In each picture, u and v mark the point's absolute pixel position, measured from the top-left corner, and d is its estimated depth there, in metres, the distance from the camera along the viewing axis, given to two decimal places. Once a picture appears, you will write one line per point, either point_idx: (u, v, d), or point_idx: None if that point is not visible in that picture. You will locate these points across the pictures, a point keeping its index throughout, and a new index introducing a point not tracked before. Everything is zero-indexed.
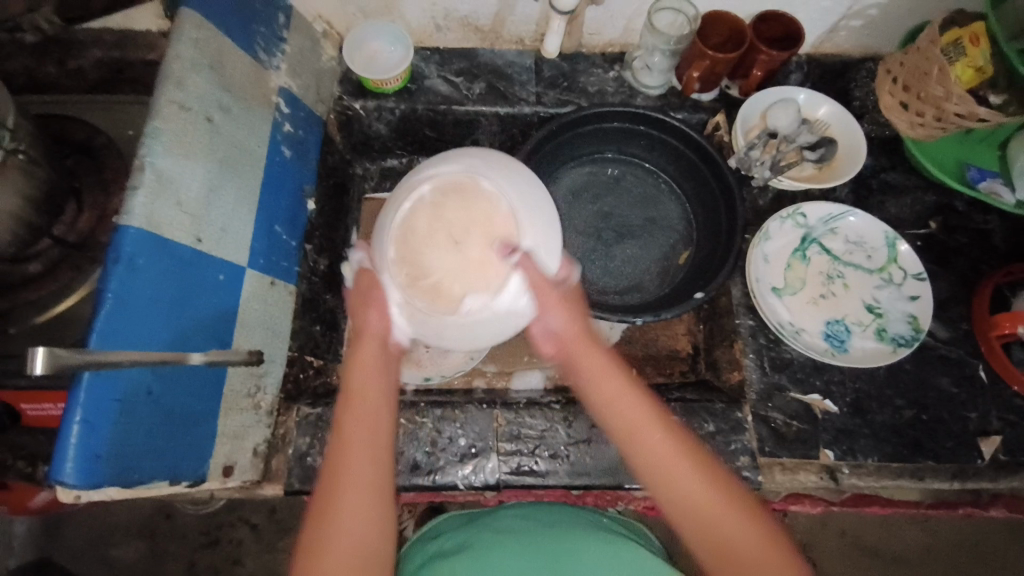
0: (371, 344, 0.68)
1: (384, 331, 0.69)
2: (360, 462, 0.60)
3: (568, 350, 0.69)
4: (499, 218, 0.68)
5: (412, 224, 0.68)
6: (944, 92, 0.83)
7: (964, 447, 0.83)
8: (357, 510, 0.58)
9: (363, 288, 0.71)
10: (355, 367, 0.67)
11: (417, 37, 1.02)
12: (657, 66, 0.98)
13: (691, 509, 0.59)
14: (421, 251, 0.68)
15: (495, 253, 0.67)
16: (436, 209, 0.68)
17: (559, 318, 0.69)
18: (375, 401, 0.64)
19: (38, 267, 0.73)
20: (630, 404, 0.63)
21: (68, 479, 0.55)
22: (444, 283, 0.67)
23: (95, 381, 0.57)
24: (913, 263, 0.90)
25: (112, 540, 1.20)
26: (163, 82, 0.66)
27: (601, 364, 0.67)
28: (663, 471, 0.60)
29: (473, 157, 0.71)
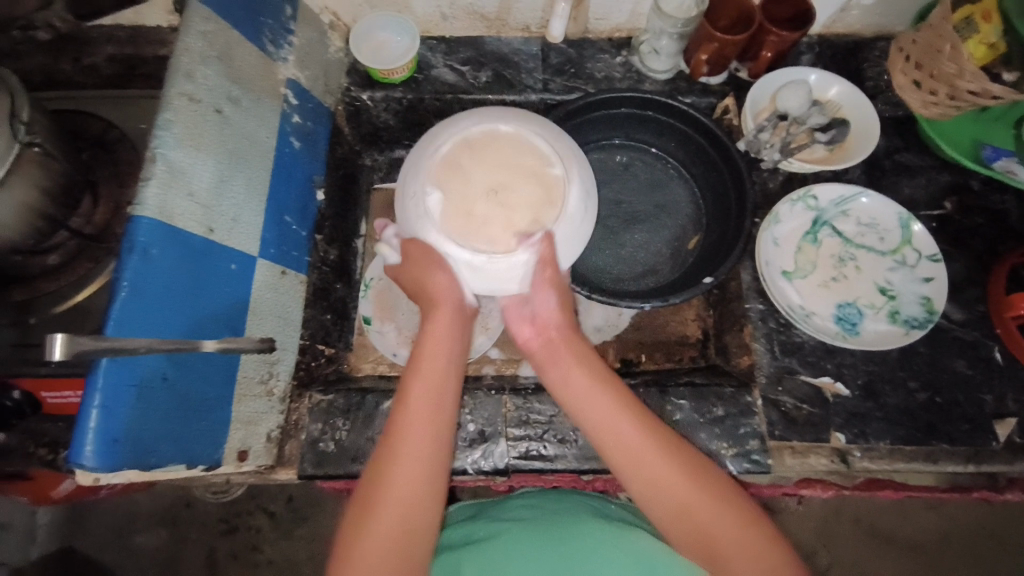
0: (445, 314, 0.68)
1: (453, 298, 0.68)
2: (417, 429, 0.61)
3: (552, 344, 0.72)
4: (507, 237, 0.66)
5: (518, 159, 0.68)
6: (956, 69, 0.81)
7: (979, 430, 0.82)
8: (416, 471, 0.59)
9: (413, 256, 0.69)
10: (430, 331, 0.68)
11: (424, 27, 1.02)
12: (665, 49, 0.97)
13: (673, 504, 0.62)
14: (492, 153, 0.68)
15: (471, 226, 0.66)
16: (531, 180, 0.68)
17: (549, 299, 0.71)
18: (444, 376, 0.65)
19: (55, 259, 0.75)
20: (599, 396, 0.67)
21: (88, 462, 0.57)
22: (461, 177, 0.67)
23: (112, 367, 0.58)
24: (926, 244, 0.89)
25: (133, 529, 1.23)
26: (172, 75, 0.68)
27: (573, 353, 0.71)
28: (641, 469, 0.64)
29: (583, 219, 0.70)
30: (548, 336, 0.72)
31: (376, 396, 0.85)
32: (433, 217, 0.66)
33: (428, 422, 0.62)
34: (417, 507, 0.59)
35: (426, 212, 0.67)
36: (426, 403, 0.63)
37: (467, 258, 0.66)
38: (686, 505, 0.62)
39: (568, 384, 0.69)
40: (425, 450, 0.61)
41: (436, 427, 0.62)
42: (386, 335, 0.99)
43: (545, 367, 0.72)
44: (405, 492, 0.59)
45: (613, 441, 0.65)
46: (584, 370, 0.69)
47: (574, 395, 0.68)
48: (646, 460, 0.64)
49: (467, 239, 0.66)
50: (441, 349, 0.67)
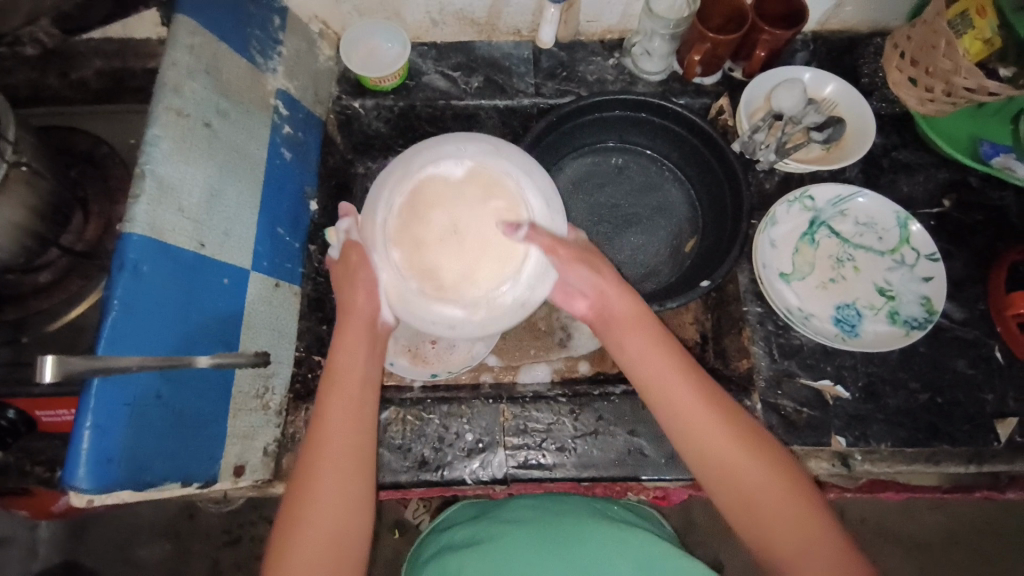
0: (358, 328, 0.67)
1: (373, 311, 0.68)
2: (336, 437, 0.62)
3: (608, 315, 0.71)
4: (420, 243, 0.69)
5: (478, 263, 0.70)
6: (952, 65, 0.80)
7: (980, 430, 0.81)
8: (335, 485, 0.60)
9: (351, 263, 0.69)
10: (344, 337, 0.67)
11: (414, 34, 1.02)
12: (657, 51, 0.97)
13: (729, 468, 0.61)
14: (502, 203, 0.71)
15: (427, 212, 0.70)
16: (454, 271, 0.69)
17: (583, 272, 0.70)
18: (361, 384, 0.65)
19: (47, 277, 0.75)
20: (658, 361, 0.66)
21: (82, 482, 0.56)
22: (476, 191, 0.71)
23: (105, 387, 0.58)
24: (925, 242, 0.88)
25: (137, 540, 1.23)
26: (160, 90, 0.67)
27: (638, 323, 0.69)
28: (694, 430, 0.63)
29: (472, 319, 0.70)
30: (606, 306, 0.71)
31: None
32: (429, 171, 0.71)
33: (349, 430, 0.62)
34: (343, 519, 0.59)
35: (436, 170, 0.71)
36: (345, 412, 0.63)
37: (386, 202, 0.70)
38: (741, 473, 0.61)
39: (625, 351, 0.69)
40: (346, 459, 0.61)
41: (356, 436, 0.62)
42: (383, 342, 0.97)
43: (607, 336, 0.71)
44: (332, 505, 0.59)
45: (663, 407, 0.65)
46: (646, 336, 0.68)
47: (634, 357, 0.68)
48: (704, 424, 0.63)
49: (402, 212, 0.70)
50: (354, 353, 0.66)
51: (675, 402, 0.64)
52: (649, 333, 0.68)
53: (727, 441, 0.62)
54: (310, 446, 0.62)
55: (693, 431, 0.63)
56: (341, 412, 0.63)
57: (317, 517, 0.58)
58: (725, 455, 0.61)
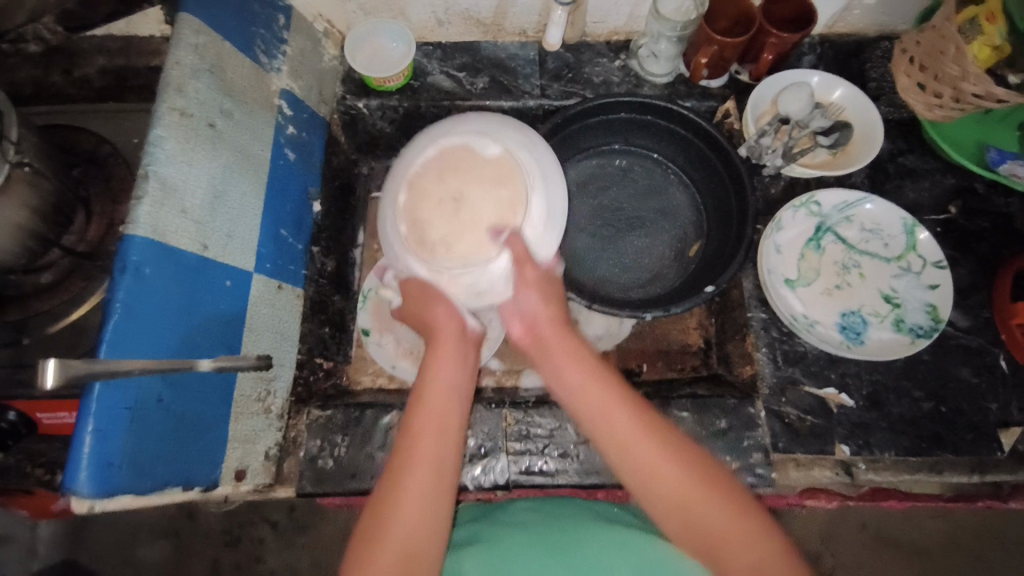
0: (449, 343, 0.68)
1: (454, 321, 0.69)
2: (434, 431, 0.61)
3: (541, 337, 0.70)
4: (420, 190, 0.71)
5: (460, 241, 0.69)
6: (959, 71, 0.80)
7: (984, 439, 0.81)
8: (428, 484, 0.59)
9: (416, 287, 0.71)
10: (443, 341, 0.68)
11: (419, 33, 1.01)
12: (663, 53, 0.96)
13: (671, 502, 0.58)
14: (507, 197, 0.70)
15: (444, 169, 0.71)
16: (437, 231, 0.70)
17: (532, 299, 0.69)
18: (450, 399, 0.64)
19: (49, 278, 0.74)
20: (599, 391, 0.64)
21: (83, 488, 0.56)
22: (496, 173, 0.70)
23: (105, 391, 0.57)
24: (932, 250, 0.88)
25: (136, 540, 1.23)
26: (163, 90, 0.66)
27: (572, 350, 0.68)
28: (634, 462, 0.60)
29: (427, 287, 0.70)
30: (537, 333, 0.70)
31: (374, 412, 0.84)
32: (468, 133, 0.72)
33: (445, 432, 0.62)
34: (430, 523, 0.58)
35: (474, 135, 0.72)
36: (433, 425, 0.61)
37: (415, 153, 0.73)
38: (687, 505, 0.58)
39: (563, 380, 0.66)
40: (441, 459, 0.60)
41: (451, 441, 0.62)
42: (385, 347, 0.97)
43: (542, 361, 0.69)
44: (423, 505, 0.58)
45: (607, 439, 0.62)
46: (580, 364, 0.66)
47: (568, 385, 0.66)
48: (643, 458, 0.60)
49: (418, 163, 0.72)
50: (451, 359, 0.67)
51: (615, 434, 0.62)
52: (583, 360, 0.66)
53: (670, 474, 0.59)
54: (406, 440, 0.61)
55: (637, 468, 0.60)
56: (428, 424, 0.61)
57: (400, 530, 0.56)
58: (673, 484, 0.59)
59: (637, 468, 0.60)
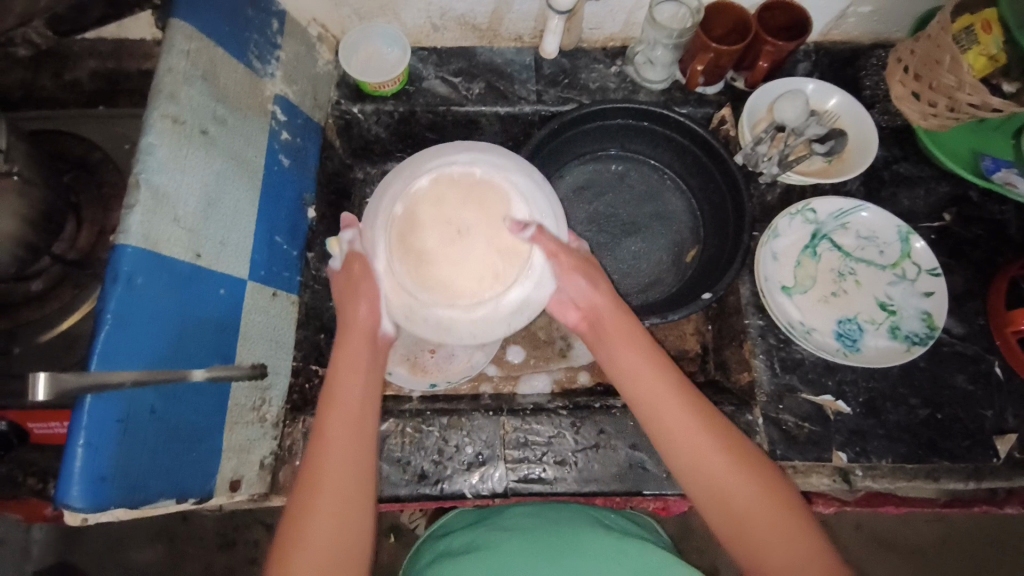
0: (359, 342, 0.66)
1: (372, 323, 0.67)
2: (339, 450, 0.60)
3: (599, 315, 0.70)
4: (412, 208, 0.69)
5: (486, 270, 0.67)
6: (955, 81, 0.80)
7: (979, 446, 0.82)
8: (333, 510, 0.58)
9: (355, 274, 0.68)
10: (346, 350, 0.66)
11: (414, 38, 1.01)
12: (660, 59, 0.96)
13: (710, 483, 0.61)
14: (502, 249, 0.68)
15: (449, 199, 0.69)
16: (457, 270, 0.67)
17: (580, 283, 0.69)
18: (361, 404, 0.64)
19: (39, 286, 0.73)
20: (652, 380, 0.65)
21: (75, 501, 0.55)
22: (501, 219, 0.69)
23: (98, 403, 0.56)
24: (927, 258, 0.88)
25: (131, 543, 1.21)
26: (155, 97, 0.65)
27: (626, 335, 0.69)
28: (689, 445, 0.62)
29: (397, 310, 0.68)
30: (597, 316, 0.71)
31: None
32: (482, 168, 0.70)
33: (347, 449, 0.61)
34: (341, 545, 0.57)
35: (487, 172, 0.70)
36: (344, 430, 0.61)
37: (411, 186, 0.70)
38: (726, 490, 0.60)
39: (619, 366, 0.68)
40: (345, 480, 0.59)
41: (356, 456, 0.61)
42: None
43: (599, 342, 0.71)
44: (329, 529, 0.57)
45: (659, 427, 0.64)
46: (637, 351, 0.67)
47: (623, 371, 0.67)
48: (696, 443, 0.62)
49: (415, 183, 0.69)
50: (354, 369, 0.65)
51: (663, 421, 0.64)
52: (641, 347, 0.67)
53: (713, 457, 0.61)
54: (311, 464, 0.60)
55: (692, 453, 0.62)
56: (341, 429, 0.61)
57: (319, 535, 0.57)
58: (715, 473, 0.61)
59: (692, 456, 0.62)
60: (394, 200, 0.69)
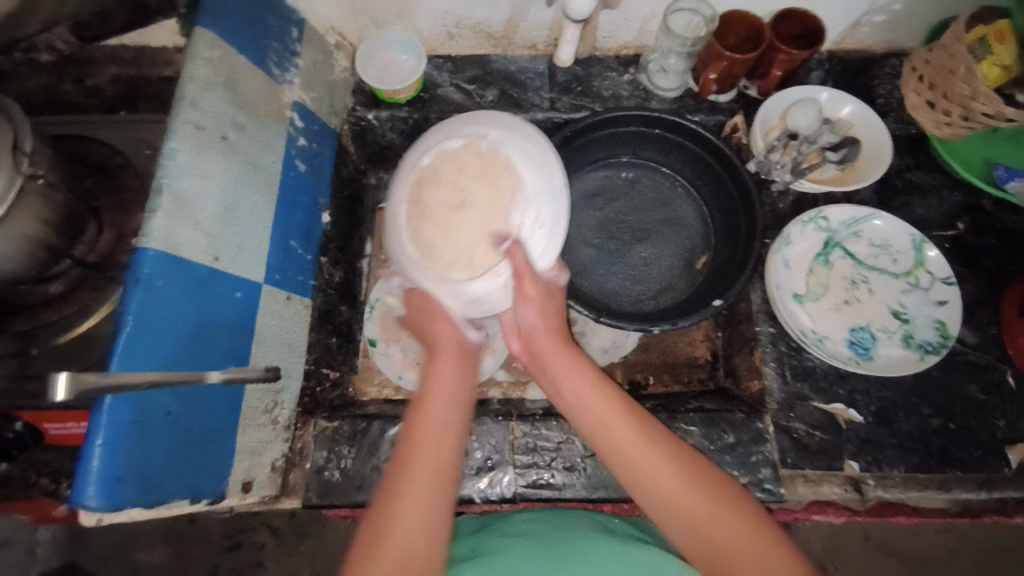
0: (449, 356, 0.71)
1: (455, 335, 0.72)
2: (431, 437, 0.61)
3: (536, 350, 0.72)
4: (429, 166, 0.73)
5: (464, 255, 0.69)
6: (970, 90, 0.80)
7: (992, 456, 0.81)
8: (420, 497, 0.57)
9: (416, 303, 0.75)
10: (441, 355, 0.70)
11: (429, 46, 1.02)
12: (673, 67, 0.97)
13: (666, 501, 0.58)
14: (483, 239, 0.69)
15: (470, 168, 0.71)
16: (441, 240, 0.70)
17: (530, 310, 0.70)
18: (450, 407, 0.65)
19: (57, 288, 0.74)
20: (600, 402, 0.65)
21: (92, 501, 0.56)
22: (500, 210, 0.69)
23: (116, 404, 0.57)
24: (940, 266, 0.88)
25: (138, 544, 1.22)
26: (177, 103, 0.66)
27: (572, 362, 0.69)
28: (634, 465, 0.60)
29: (388, 252, 0.74)
30: (534, 347, 0.72)
31: (382, 423, 0.84)
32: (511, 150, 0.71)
33: (437, 437, 0.62)
34: (426, 530, 0.56)
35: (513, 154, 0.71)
36: (435, 426, 0.63)
37: (436, 147, 0.73)
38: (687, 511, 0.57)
39: (565, 396, 0.68)
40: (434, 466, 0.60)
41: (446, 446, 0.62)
42: (391, 357, 0.98)
43: (541, 374, 0.72)
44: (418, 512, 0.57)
45: (609, 454, 0.63)
46: (581, 376, 0.68)
47: (568, 396, 0.68)
48: (647, 463, 0.60)
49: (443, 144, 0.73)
50: (449, 372, 0.69)
51: (609, 440, 0.63)
52: (584, 373, 0.68)
53: (668, 475, 0.59)
54: (404, 448, 0.61)
55: (646, 476, 0.60)
56: (432, 424, 0.63)
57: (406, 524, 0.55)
58: (676, 499, 0.58)
59: (645, 481, 0.60)
60: (421, 151, 0.74)
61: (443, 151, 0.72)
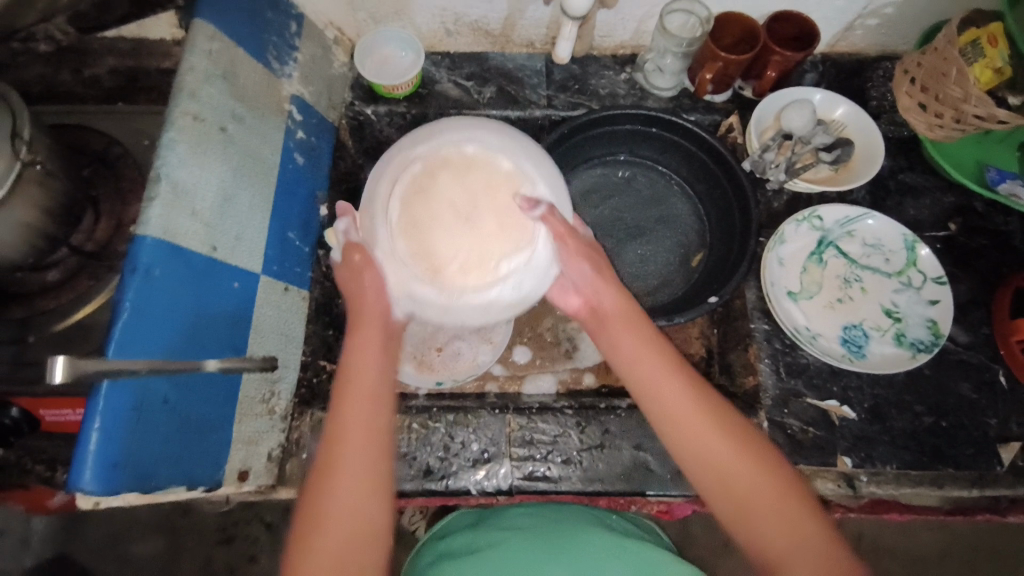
0: (373, 327, 0.68)
1: (385, 308, 0.69)
2: (356, 429, 0.61)
3: (601, 313, 0.71)
4: (417, 170, 0.67)
5: (431, 263, 0.65)
6: (962, 93, 0.81)
7: (983, 454, 0.82)
8: (353, 491, 0.58)
9: (356, 263, 0.69)
10: (361, 334, 0.67)
11: (428, 42, 1.03)
12: (669, 67, 0.98)
13: (711, 464, 0.60)
14: (500, 232, 0.66)
15: (461, 173, 0.67)
16: (427, 232, 0.66)
17: (585, 269, 0.71)
18: (374, 392, 0.64)
19: (56, 276, 0.75)
20: (648, 359, 0.66)
21: (87, 486, 0.56)
22: (507, 199, 0.67)
23: (113, 390, 0.57)
24: (933, 266, 0.89)
25: (130, 538, 1.22)
26: (176, 94, 0.67)
27: (627, 319, 0.69)
28: (684, 426, 0.62)
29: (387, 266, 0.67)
30: (596, 305, 0.72)
31: None
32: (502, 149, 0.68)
33: (363, 428, 0.61)
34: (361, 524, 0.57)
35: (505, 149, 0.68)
36: (360, 412, 0.62)
37: (481, 149, 0.68)
38: (729, 474, 0.59)
39: (620, 351, 0.68)
40: (363, 458, 0.60)
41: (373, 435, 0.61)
42: None
43: (599, 334, 0.72)
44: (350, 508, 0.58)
45: (657, 409, 0.63)
46: (635, 334, 0.68)
47: (623, 354, 0.68)
48: (698, 427, 0.61)
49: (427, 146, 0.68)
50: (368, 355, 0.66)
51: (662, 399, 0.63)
52: (639, 333, 0.68)
53: (713, 439, 0.61)
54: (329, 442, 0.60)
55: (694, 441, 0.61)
56: (355, 416, 0.61)
57: (340, 516, 0.57)
58: (724, 458, 0.60)
59: (694, 439, 0.61)
60: (470, 137, 0.68)
61: (426, 152, 0.68)
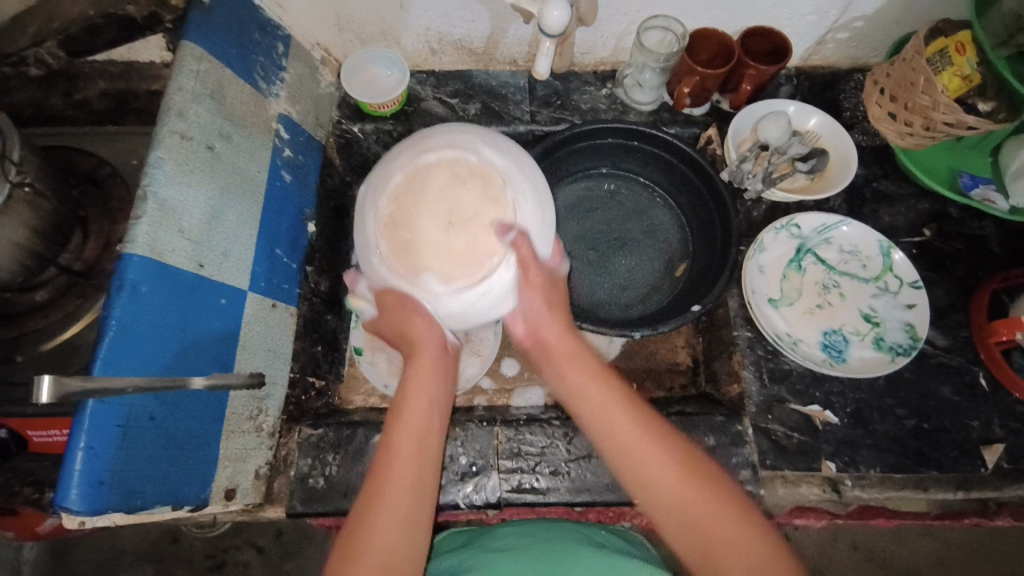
0: (428, 356, 0.70)
1: (438, 339, 0.71)
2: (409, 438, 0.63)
3: (540, 343, 0.73)
4: (465, 155, 0.72)
5: (398, 218, 0.70)
6: (930, 101, 0.84)
7: (967, 456, 0.83)
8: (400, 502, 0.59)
9: (389, 304, 0.71)
10: (421, 363, 0.70)
11: (413, 61, 1.05)
12: (648, 82, 1.01)
13: (667, 498, 0.59)
14: (443, 259, 0.69)
15: (496, 195, 0.71)
16: (418, 202, 0.70)
17: (535, 301, 0.72)
18: (427, 414, 0.66)
19: (43, 296, 0.75)
20: (600, 393, 0.66)
21: (74, 505, 0.56)
22: (480, 256, 0.69)
23: (99, 408, 0.58)
24: (908, 271, 0.91)
25: (118, 565, 1.20)
26: (165, 114, 0.68)
27: (575, 356, 0.71)
28: (635, 460, 0.61)
29: (366, 197, 0.72)
30: (539, 336, 0.73)
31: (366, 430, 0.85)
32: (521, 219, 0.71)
33: (419, 448, 0.63)
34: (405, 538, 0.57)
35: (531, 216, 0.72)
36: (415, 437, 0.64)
37: (514, 205, 0.71)
38: (697, 518, 0.58)
39: (568, 386, 0.69)
40: (411, 470, 0.61)
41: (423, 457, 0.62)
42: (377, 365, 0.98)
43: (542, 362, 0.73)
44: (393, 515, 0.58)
45: (604, 437, 0.64)
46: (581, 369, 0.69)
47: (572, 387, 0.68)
48: (645, 458, 0.61)
49: (487, 151, 0.72)
50: (428, 385, 0.69)
51: (610, 434, 0.64)
52: (589, 367, 0.69)
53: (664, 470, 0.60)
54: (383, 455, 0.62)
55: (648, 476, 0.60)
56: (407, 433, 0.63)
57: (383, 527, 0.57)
58: (681, 497, 0.59)
59: (641, 469, 0.61)
60: (516, 186, 0.72)
61: (481, 161, 0.72)
